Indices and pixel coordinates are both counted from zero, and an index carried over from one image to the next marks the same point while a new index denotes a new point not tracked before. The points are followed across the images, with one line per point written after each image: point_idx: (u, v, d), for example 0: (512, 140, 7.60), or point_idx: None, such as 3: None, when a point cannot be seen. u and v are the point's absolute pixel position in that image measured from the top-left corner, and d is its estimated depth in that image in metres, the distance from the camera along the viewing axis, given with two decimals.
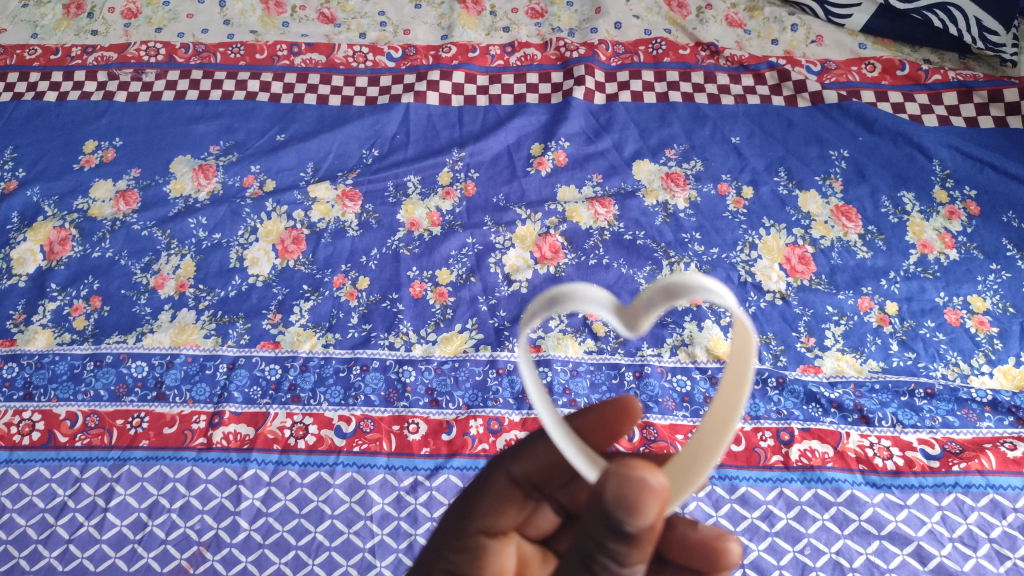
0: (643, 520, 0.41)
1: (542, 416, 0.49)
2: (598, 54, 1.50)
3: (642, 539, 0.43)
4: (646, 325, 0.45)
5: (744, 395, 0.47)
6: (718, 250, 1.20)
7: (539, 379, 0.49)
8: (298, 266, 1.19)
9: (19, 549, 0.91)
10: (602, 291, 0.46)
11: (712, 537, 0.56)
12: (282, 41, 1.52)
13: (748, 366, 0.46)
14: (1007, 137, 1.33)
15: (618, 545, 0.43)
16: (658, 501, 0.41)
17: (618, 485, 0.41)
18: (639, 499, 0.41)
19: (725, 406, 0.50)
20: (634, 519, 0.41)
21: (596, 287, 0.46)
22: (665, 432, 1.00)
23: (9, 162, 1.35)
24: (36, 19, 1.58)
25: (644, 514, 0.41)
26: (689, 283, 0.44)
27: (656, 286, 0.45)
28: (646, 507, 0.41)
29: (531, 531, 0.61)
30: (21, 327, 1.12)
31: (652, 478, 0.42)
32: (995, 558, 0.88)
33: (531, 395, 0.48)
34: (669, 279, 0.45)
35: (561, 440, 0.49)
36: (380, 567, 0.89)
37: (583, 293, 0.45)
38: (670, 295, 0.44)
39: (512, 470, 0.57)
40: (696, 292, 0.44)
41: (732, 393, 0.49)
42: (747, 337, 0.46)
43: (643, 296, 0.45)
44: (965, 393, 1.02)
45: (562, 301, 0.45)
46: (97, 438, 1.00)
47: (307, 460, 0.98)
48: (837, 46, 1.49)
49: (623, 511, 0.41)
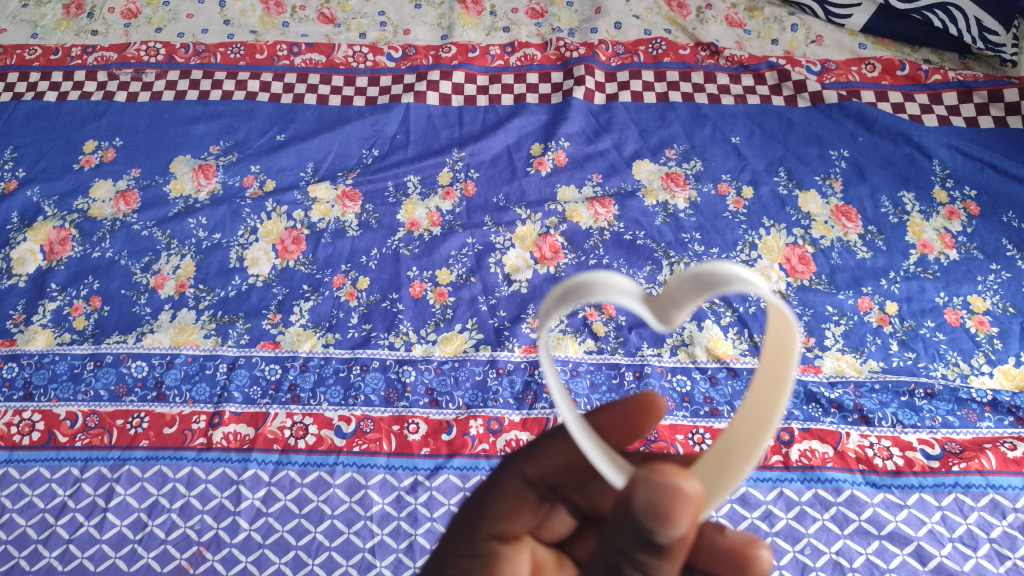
0: (674, 531, 0.42)
1: (563, 416, 0.49)
2: (598, 54, 1.50)
3: (672, 551, 0.43)
4: (679, 318, 0.45)
5: (783, 400, 0.47)
6: (718, 250, 1.20)
7: (561, 379, 0.48)
8: (298, 266, 1.19)
9: (19, 549, 0.91)
10: (627, 280, 0.45)
11: (741, 543, 0.56)
12: (282, 41, 1.52)
13: (788, 373, 0.46)
14: (1007, 137, 1.33)
15: (647, 557, 0.43)
16: (691, 509, 0.41)
17: (649, 493, 0.42)
18: (672, 508, 0.41)
19: (760, 413, 0.50)
20: (665, 529, 0.41)
21: (620, 277, 0.45)
22: (665, 432, 1.00)
23: (9, 162, 1.35)
24: (36, 19, 1.58)
25: (676, 524, 0.41)
26: (721, 272, 0.43)
27: (687, 276, 0.44)
28: (679, 516, 0.41)
29: (546, 534, 0.61)
30: (21, 327, 1.12)
31: (685, 485, 0.42)
32: (995, 558, 0.88)
33: (553, 395, 0.48)
34: (697, 268, 0.44)
35: (584, 442, 0.49)
36: (380, 567, 0.89)
37: (607, 281, 0.45)
38: (701, 286, 0.43)
39: (525, 471, 0.57)
40: (729, 284, 0.43)
41: (768, 396, 0.49)
42: (790, 341, 0.45)
43: (672, 285, 0.45)
44: (965, 394, 1.02)
45: (585, 291, 0.45)
46: (97, 438, 1.00)
47: (307, 460, 0.98)
48: (837, 46, 1.49)
49: (654, 520, 0.41)
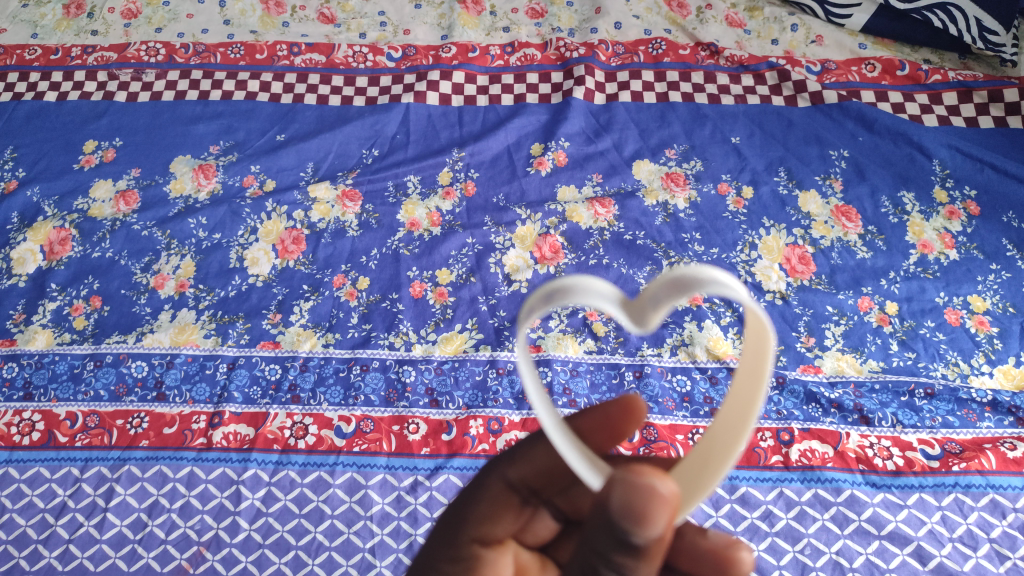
0: (651, 531, 0.42)
1: (542, 419, 0.49)
2: (598, 54, 1.50)
3: (649, 552, 0.43)
4: (654, 320, 0.44)
5: (760, 397, 0.47)
6: (718, 250, 1.20)
7: (540, 381, 0.48)
8: (298, 266, 1.19)
9: (19, 549, 0.91)
10: (607, 283, 0.45)
11: (723, 545, 0.56)
12: (282, 41, 1.52)
13: (765, 370, 0.46)
14: (1007, 137, 1.33)
15: (624, 559, 0.43)
16: (667, 510, 0.42)
17: (625, 493, 0.42)
18: (648, 508, 0.41)
19: (738, 412, 0.50)
20: (642, 530, 0.41)
21: (601, 280, 0.45)
22: (666, 432, 1.00)
23: (9, 162, 1.35)
24: (36, 19, 1.58)
25: (653, 524, 0.41)
26: (700, 275, 0.43)
27: (665, 279, 0.44)
28: (655, 516, 0.41)
29: (529, 539, 0.60)
30: (21, 327, 1.12)
31: (661, 486, 0.42)
32: (995, 558, 0.88)
33: (531, 397, 0.47)
34: (676, 271, 0.44)
35: (563, 445, 0.49)
36: (380, 567, 0.89)
37: (586, 285, 0.44)
38: (681, 289, 0.43)
39: (507, 474, 0.57)
40: (708, 287, 0.43)
41: (746, 396, 0.49)
42: (765, 339, 0.45)
43: (651, 287, 0.45)
44: (965, 394, 1.02)
45: (567, 294, 0.44)
46: (97, 438, 1.00)
47: (307, 460, 0.98)
48: (837, 46, 1.49)
49: (630, 521, 0.42)
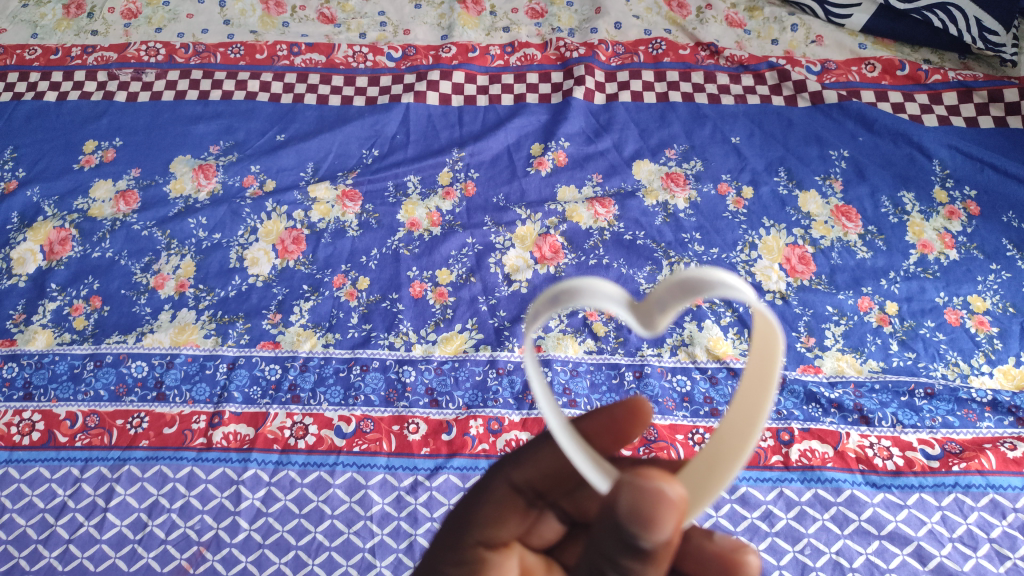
0: (658, 535, 0.41)
1: (548, 420, 0.49)
2: (598, 54, 1.50)
3: (656, 555, 0.43)
4: (663, 324, 0.44)
5: (769, 399, 0.47)
6: (718, 250, 1.20)
7: (547, 383, 0.48)
8: (298, 266, 1.19)
9: (19, 549, 0.91)
10: (614, 286, 0.45)
11: (729, 549, 0.56)
12: (282, 41, 1.52)
13: (774, 371, 0.46)
14: (1007, 137, 1.33)
15: (631, 562, 0.43)
16: (675, 514, 0.41)
17: (632, 496, 0.42)
18: (656, 512, 0.41)
19: (746, 414, 0.50)
20: (649, 534, 0.41)
21: (607, 282, 0.45)
22: (665, 432, 1.00)
23: (9, 162, 1.35)
24: (36, 19, 1.58)
25: (661, 528, 0.41)
26: (707, 278, 0.43)
27: (670, 282, 0.44)
28: (662, 521, 0.41)
29: (535, 541, 0.60)
30: (21, 327, 1.12)
31: (669, 489, 0.42)
32: (995, 558, 0.88)
33: (537, 398, 0.48)
34: (682, 273, 0.44)
35: (570, 447, 0.49)
36: (380, 567, 0.89)
37: (593, 287, 0.44)
38: (687, 291, 0.43)
39: (513, 477, 0.57)
40: (715, 289, 0.43)
41: (753, 398, 0.49)
42: (773, 341, 0.46)
43: (659, 290, 0.45)
44: (965, 394, 1.02)
45: (573, 296, 0.44)
46: (97, 438, 1.00)
47: (307, 460, 0.98)
48: (837, 46, 1.49)
49: (637, 524, 0.41)
